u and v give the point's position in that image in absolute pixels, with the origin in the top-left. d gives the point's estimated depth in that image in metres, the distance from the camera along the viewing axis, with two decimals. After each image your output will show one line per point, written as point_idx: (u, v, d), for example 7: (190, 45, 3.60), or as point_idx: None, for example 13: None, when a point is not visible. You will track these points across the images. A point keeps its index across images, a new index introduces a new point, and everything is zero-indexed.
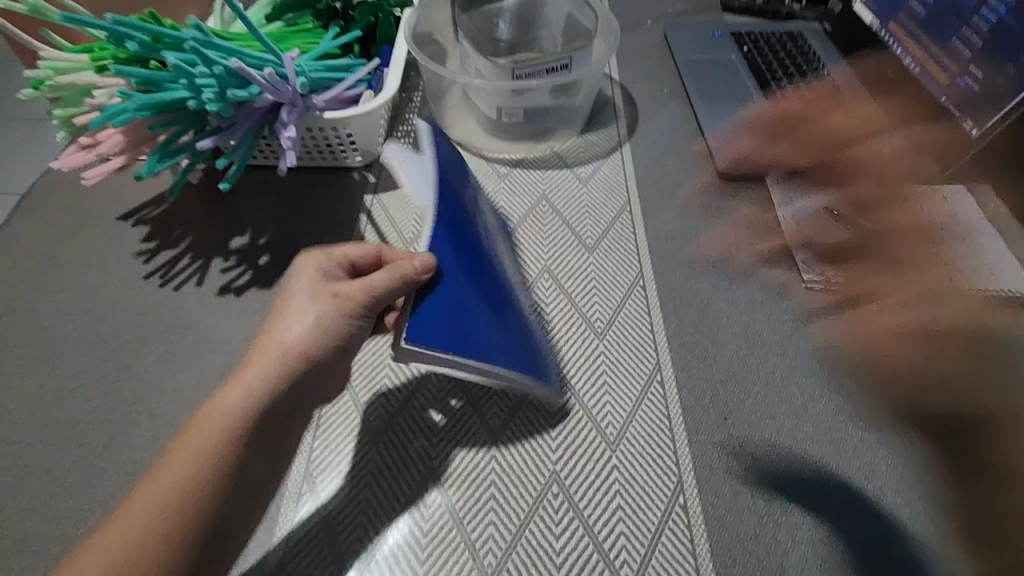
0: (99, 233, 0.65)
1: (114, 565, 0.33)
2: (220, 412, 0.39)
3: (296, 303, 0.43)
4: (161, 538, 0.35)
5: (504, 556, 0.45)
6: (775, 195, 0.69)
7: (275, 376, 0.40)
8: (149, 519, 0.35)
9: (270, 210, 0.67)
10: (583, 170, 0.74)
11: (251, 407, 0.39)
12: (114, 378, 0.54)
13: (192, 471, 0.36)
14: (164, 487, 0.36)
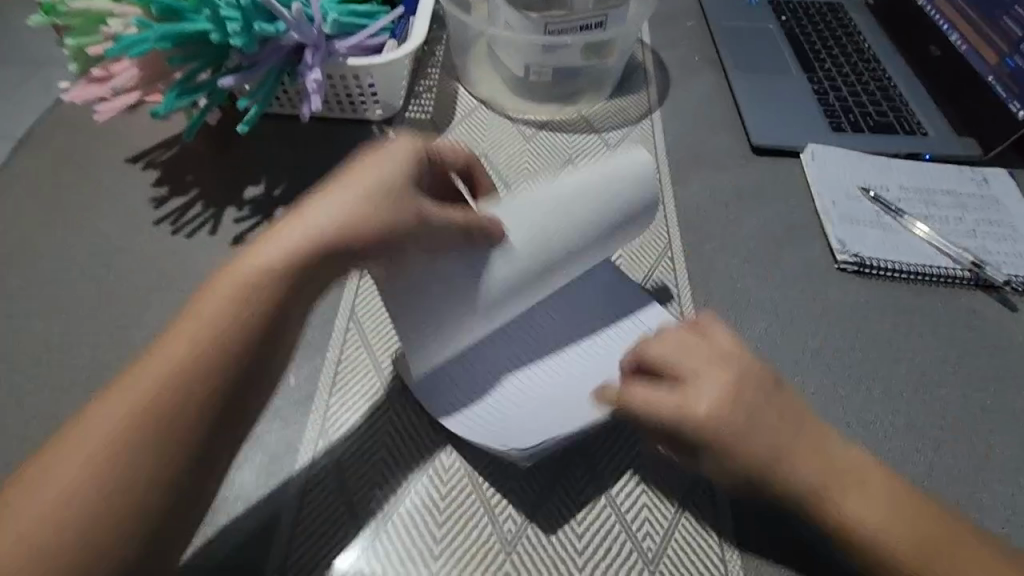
0: (108, 176, 0.62)
1: (72, 477, 0.31)
2: (220, 295, 0.35)
3: (361, 171, 0.40)
4: (114, 453, 0.31)
5: (524, 523, 0.44)
6: (810, 171, 0.67)
7: (287, 268, 0.36)
8: (110, 429, 0.32)
9: (286, 160, 0.64)
10: (611, 135, 0.71)
11: (251, 304, 0.35)
12: (125, 326, 0.52)
13: (169, 379, 0.33)
14: (137, 387, 0.33)
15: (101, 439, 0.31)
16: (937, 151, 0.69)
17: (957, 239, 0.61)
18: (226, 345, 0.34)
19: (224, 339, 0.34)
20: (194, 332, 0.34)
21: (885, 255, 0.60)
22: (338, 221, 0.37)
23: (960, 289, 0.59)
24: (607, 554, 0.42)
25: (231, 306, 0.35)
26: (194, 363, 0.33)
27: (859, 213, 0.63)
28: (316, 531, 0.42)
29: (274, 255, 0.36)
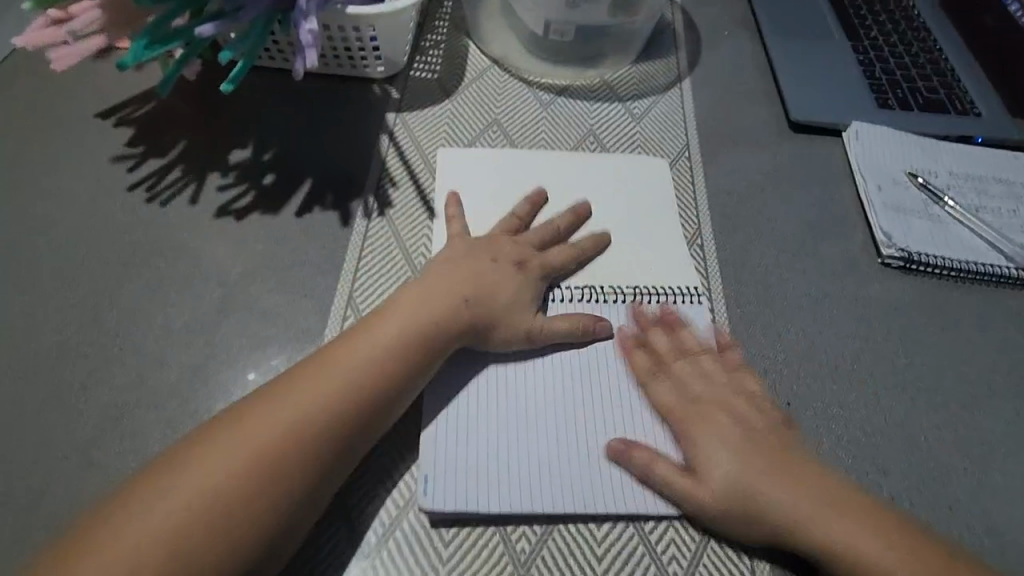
0: (76, 133, 0.55)
1: (201, 501, 0.33)
2: (355, 350, 0.39)
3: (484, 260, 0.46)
4: (240, 492, 0.34)
5: (538, 544, 0.40)
6: (853, 154, 0.61)
7: (441, 310, 0.42)
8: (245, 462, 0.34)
9: (277, 121, 0.58)
10: (637, 104, 0.64)
11: (417, 331, 0.41)
12: (93, 305, 0.46)
13: (306, 418, 0.36)
14: (275, 429, 0.36)
15: (235, 470, 0.34)
16: (990, 135, 0.63)
17: (1011, 235, 0.56)
18: (363, 395, 0.38)
19: (361, 390, 0.38)
20: (327, 376, 0.38)
21: (934, 249, 0.55)
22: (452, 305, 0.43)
23: (1011, 290, 0.54)
24: None
25: (365, 361, 0.39)
26: (334, 409, 0.37)
27: (906, 201, 0.58)
28: (311, 544, 0.38)
29: (404, 321, 0.41)
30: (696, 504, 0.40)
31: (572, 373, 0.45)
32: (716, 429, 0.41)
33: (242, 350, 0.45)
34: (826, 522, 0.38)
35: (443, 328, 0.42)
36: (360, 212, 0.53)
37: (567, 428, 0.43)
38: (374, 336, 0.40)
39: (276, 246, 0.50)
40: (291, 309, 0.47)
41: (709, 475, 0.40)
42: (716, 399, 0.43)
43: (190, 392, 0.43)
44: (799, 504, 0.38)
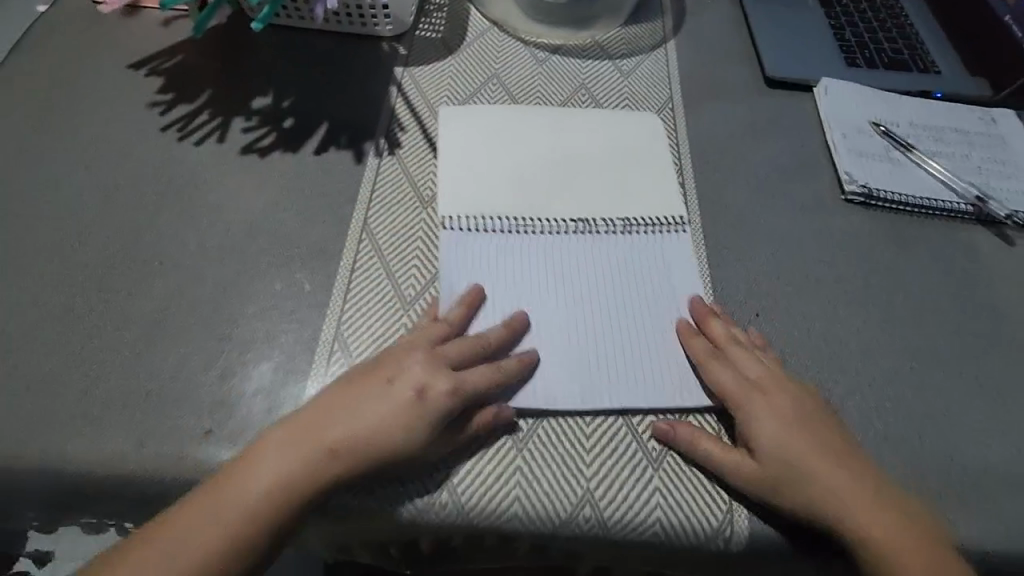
0: (111, 81, 0.60)
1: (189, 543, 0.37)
2: (320, 433, 0.40)
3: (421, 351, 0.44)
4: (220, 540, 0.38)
5: (534, 425, 0.44)
6: (823, 107, 0.66)
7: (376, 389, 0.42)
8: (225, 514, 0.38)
9: (294, 72, 0.63)
10: (625, 61, 0.70)
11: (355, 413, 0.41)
12: (135, 228, 0.51)
13: (272, 485, 0.39)
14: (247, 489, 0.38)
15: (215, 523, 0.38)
16: (949, 89, 0.69)
17: (963, 175, 0.62)
18: (320, 475, 0.39)
19: (318, 475, 0.39)
20: (293, 454, 0.39)
21: (893, 188, 0.60)
22: (379, 414, 0.41)
23: (962, 224, 0.60)
24: (614, 453, 0.43)
25: (315, 446, 0.40)
26: (293, 493, 0.39)
27: (869, 147, 0.64)
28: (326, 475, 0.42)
29: (359, 404, 0.41)
30: (735, 478, 0.41)
31: (561, 281, 0.51)
32: (777, 417, 0.43)
33: (270, 266, 0.50)
34: (848, 509, 0.40)
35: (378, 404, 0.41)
36: (372, 152, 0.58)
37: (569, 335, 0.48)
38: (331, 427, 0.40)
39: (296, 180, 0.56)
40: (312, 232, 0.53)
41: (759, 458, 0.42)
42: (777, 390, 0.44)
43: (225, 300, 0.48)
44: (828, 488, 0.41)
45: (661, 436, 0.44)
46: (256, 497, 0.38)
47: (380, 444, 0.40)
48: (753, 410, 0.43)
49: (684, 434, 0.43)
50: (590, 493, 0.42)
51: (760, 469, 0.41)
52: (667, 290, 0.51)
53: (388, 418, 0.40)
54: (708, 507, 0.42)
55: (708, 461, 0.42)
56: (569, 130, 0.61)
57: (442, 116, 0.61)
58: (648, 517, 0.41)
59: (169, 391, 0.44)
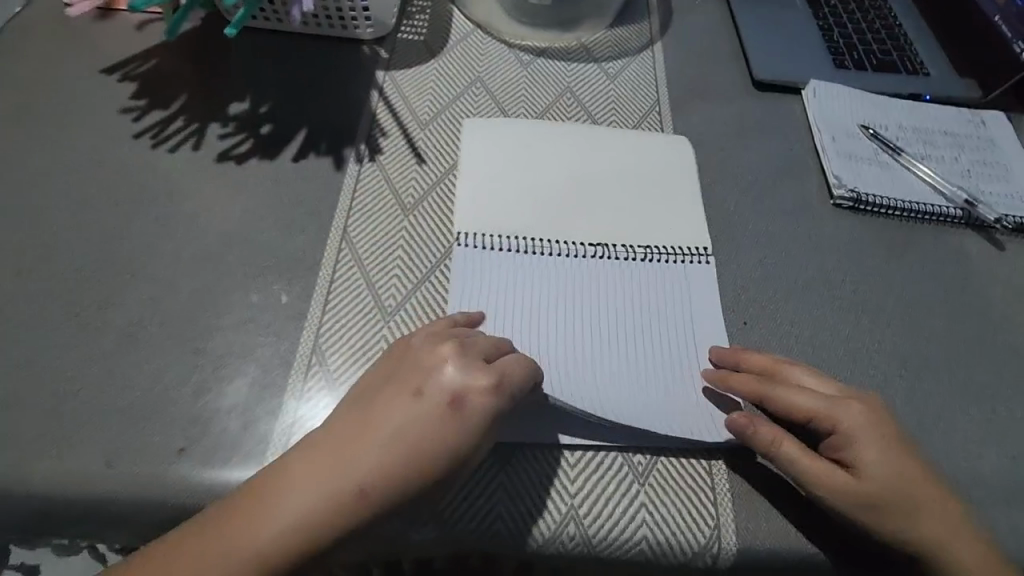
0: (83, 87, 0.59)
1: None
2: (345, 469, 0.36)
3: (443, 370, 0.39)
4: None
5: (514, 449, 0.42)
6: (812, 110, 0.66)
7: (395, 413, 0.38)
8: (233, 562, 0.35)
9: (272, 77, 0.61)
10: (611, 64, 0.69)
11: (378, 447, 0.37)
12: (107, 238, 0.50)
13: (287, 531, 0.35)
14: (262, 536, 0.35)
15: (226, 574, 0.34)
16: (936, 91, 0.68)
17: (953, 179, 0.61)
18: (344, 516, 0.35)
19: (338, 523, 0.35)
20: (316, 492, 0.36)
21: (881, 191, 0.60)
22: (404, 444, 0.37)
23: (951, 228, 0.60)
24: (599, 474, 0.42)
25: (334, 485, 0.36)
26: (316, 540, 0.35)
27: (857, 149, 0.63)
28: None
29: (387, 433, 0.37)
30: (824, 491, 0.40)
31: (551, 291, 0.50)
32: (872, 441, 0.41)
33: (246, 276, 0.49)
34: (928, 531, 0.39)
35: (401, 431, 0.37)
36: (352, 158, 0.57)
37: (565, 349, 0.47)
38: (357, 461, 0.36)
39: (275, 188, 0.54)
40: (290, 241, 0.51)
41: (853, 477, 0.40)
42: (870, 413, 0.42)
43: (198, 312, 0.47)
44: (914, 512, 0.39)
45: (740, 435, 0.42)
46: (277, 537, 0.35)
47: (408, 476, 0.36)
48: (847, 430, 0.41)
49: (767, 434, 0.41)
50: (574, 510, 0.41)
51: (854, 489, 0.39)
52: (666, 305, 0.50)
53: (416, 446, 0.37)
54: (694, 523, 0.41)
55: (793, 468, 0.41)
56: (555, 135, 0.60)
57: (462, 129, 0.59)
58: (633, 534, 0.40)
59: (139, 408, 0.42)
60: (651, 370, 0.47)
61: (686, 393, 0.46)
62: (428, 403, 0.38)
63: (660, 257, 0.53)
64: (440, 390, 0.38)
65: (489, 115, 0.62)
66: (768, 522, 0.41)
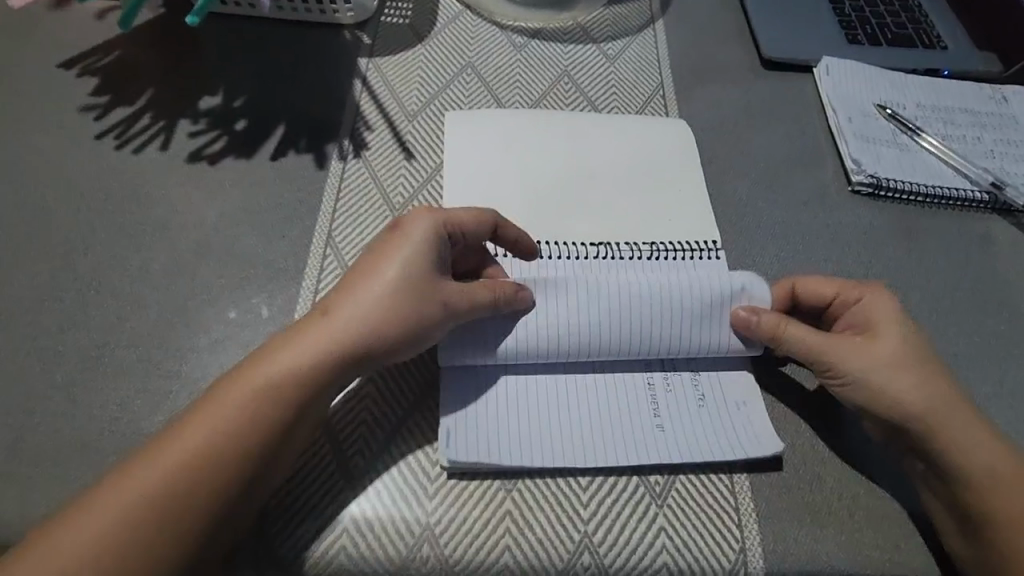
0: (38, 84, 0.54)
1: (109, 541, 0.31)
2: (330, 329, 0.36)
3: (412, 229, 0.39)
4: (160, 500, 0.32)
5: (517, 479, 0.39)
6: (826, 90, 0.62)
7: (355, 286, 0.37)
8: (179, 465, 0.33)
9: (245, 67, 0.57)
10: (611, 45, 0.64)
11: (341, 324, 0.36)
12: (68, 251, 0.46)
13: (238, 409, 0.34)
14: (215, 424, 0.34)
15: (165, 475, 0.32)
16: (956, 67, 0.64)
17: (977, 160, 0.58)
18: (291, 394, 0.35)
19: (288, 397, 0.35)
20: (307, 355, 0.35)
21: (901, 175, 0.56)
22: (390, 295, 0.37)
23: (976, 212, 0.56)
24: (614, 503, 0.39)
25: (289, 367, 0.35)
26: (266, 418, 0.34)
27: (874, 131, 0.59)
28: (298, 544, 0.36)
29: (371, 288, 0.37)
30: (838, 361, 0.40)
31: None
32: (885, 313, 0.41)
33: (223, 290, 0.45)
34: (949, 421, 0.38)
35: (359, 310, 0.36)
36: (335, 155, 0.53)
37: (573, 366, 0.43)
38: (340, 319, 0.36)
39: (251, 190, 0.50)
40: (269, 249, 0.47)
41: (867, 343, 0.40)
42: (888, 297, 0.42)
43: (173, 331, 0.43)
44: (934, 397, 0.39)
45: (746, 322, 0.42)
46: (271, 411, 0.34)
47: (404, 317, 0.37)
48: (855, 305, 0.43)
49: (770, 319, 0.41)
50: (589, 537, 0.37)
51: (869, 353, 0.40)
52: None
53: (406, 292, 0.37)
54: (718, 547, 0.38)
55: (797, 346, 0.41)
56: (553, 125, 0.56)
57: (447, 122, 0.55)
58: (653, 562, 0.37)
59: (110, 440, 0.39)
60: (662, 378, 0.43)
61: (706, 404, 0.42)
62: (406, 253, 0.38)
63: (668, 254, 0.48)
64: (416, 241, 0.38)
65: (482, 103, 0.58)
66: (796, 543, 0.38)
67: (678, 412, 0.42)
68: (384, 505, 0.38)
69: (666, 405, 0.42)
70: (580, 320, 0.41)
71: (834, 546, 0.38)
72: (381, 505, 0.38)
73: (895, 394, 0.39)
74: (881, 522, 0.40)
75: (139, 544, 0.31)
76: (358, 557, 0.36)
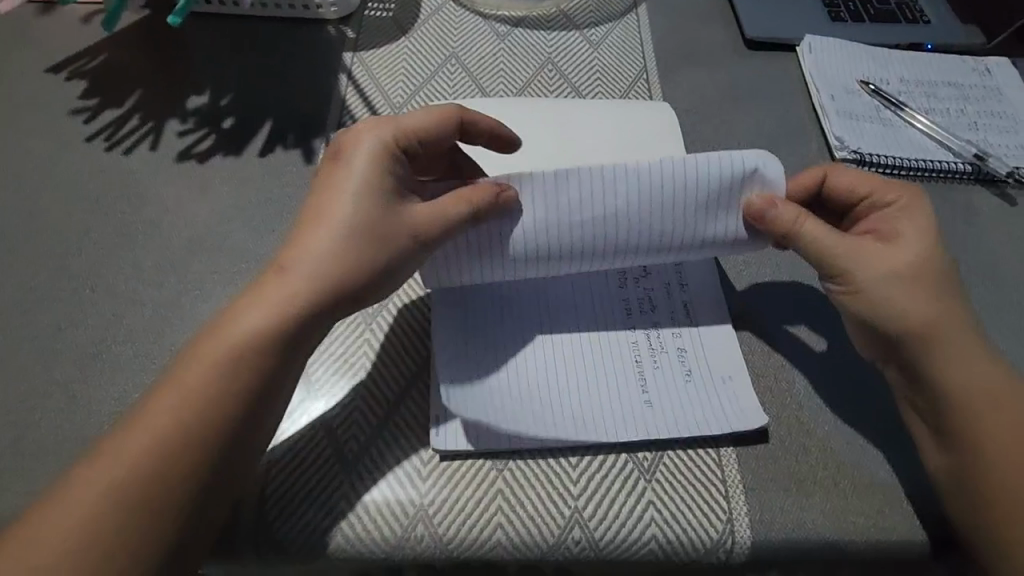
0: (28, 89, 0.55)
1: (108, 504, 0.32)
2: (285, 281, 0.36)
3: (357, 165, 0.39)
4: (152, 459, 0.33)
5: (509, 459, 0.40)
6: (808, 69, 0.62)
7: (313, 223, 0.38)
8: (167, 425, 0.34)
9: (230, 65, 0.57)
10: (594, 31, 0.64)
11: (305, 266, 0.37)
12: (63, 253, 0.47)
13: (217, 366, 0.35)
14: (198, 383, 0.35)
15: (156, 437, 0.33)
16: (939, 41, 0.65)
17: (960, 133, 0.58)
18: (264, 340, 0.36)
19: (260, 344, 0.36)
20: (265, 312, 0.36)
21: (885, 150, 0.57)
22: (347, 236, 0.37)
23: (960, 184, 0.57)
24: (603, 479, 0.40)
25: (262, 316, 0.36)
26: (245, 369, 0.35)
27: (858, 108, 0.59)
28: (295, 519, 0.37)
29: (325, 230, 0.37)
30: (853, 262, 0.40)
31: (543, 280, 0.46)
32: (918, 226, 0.41)
33: (216, 285, 0.46)
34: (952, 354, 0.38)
35: (320, 248, 0.37)
36: (323, 149, 0.53)
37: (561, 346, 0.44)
38: (296, 269, 0.37)
39: (240, 186, 0.51)
40: (260, 244, 0.48)
41: (884, 246, 0.40)
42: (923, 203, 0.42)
43: (168, 327, 0.44)
44: (946, 325, 0.39)
45: (754, 214, 0.41)
46: (251, 365, 0.35)
47: (366, 253, 0.37)
48: (887, 209, 0.42)
49: (790, 212, 0.40)
50: (579, 513, 0.38)
51: (885, 256, 0.40)
52: (663, 286, 0.47)
53: (364, 229, 0.37)
54: (705, 518, 0.38)
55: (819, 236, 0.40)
56: (538, 112, 0.56)
57: None
58: (642, 534, 0.38)
59: (110, 434, 0.40)
60: (648, 356, 0.44)
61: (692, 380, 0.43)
62: (355, 178, 0.38)
63: None
64: (362, 177, 0.39)
65: (466, 93, 0.58)
66: (781, 512, 0.39)
67: (666, 387, 0.42)
68: (379, 489, 0.39)
69: (654, 381, 0.43)
70: (590, 222, 0.41)
71: (820, 514, 0.39)
72: (376, 488, 0.39)
73: (901, 310, 0.39)
74: (866, 490, 0.40)
75: (125, 519, 0.32)
76: (355, 539, 0.37)
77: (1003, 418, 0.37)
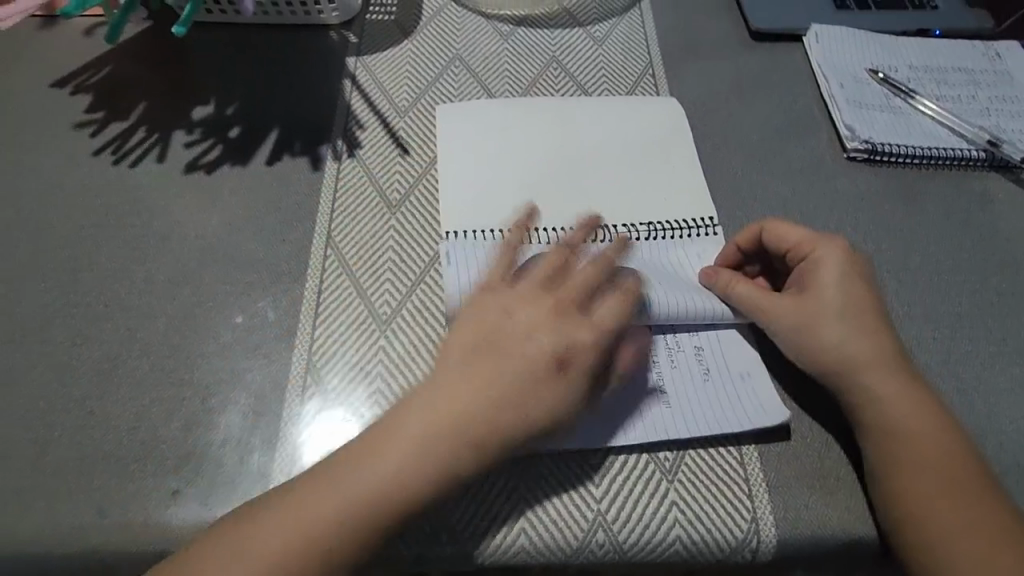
0: (34, 104, 0.55)
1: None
2: (459, 427, 0.37)
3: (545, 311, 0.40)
4: (294, 550, 0.34)
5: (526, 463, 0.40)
6: (816, 60, 0.61)
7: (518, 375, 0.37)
8: (312, 520, 0.35)
9: (235, 74, 0.57)
10: (597, 28, 0.64)
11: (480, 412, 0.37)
12: (74, 268, 0.46)
13: (382, 484, 0.35)
14: (358, 487, 0.35)
15: (299, 530, 0.35)
16: (948, 26, 0.64)
17: (972, 119, 0.57)
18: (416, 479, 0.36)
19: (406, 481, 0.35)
20: (421, 442, 0.36)
21: (896, 139, 0.56)
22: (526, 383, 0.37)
23: (973, 171, 0.56)
24: (625, 482, 0.39)
25: (424, 447, 0.36)
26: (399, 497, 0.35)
27: (867, 97, 0.59)
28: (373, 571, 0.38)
29: (496, 383, 0.37)
30: (782, 316, 0.42)
31: None
32: (834, 263, 0.43)
33: (229, 296, 0.46)
34: (890, 383, 0.39)
35: (487, 406, 0.37)
36: (330, 156, 0.53)
37: None
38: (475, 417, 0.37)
39: (249, 196, 0.51)
40: (270, 252, 0.48)
41: (804, 301, 0.42)
42: (842, 249, 0.43)
43: (184, 339, 0.44)
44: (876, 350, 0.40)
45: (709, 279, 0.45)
46: (410, 489, 0.36)
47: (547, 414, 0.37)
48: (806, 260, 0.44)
49: (726, 276, 0.44)
50: (602, 515, 0.38)
51: (800, 308, 0.41)
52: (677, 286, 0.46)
53: (535, 383, 0.37)
54: (729, 518, 0.38)
55: (749, 299, 0.43)
56: (543, 112, 0.56)
57: (437, 116, 0.55)
58: (666, 535, 0.38)
59: (129, 448, 0.40)
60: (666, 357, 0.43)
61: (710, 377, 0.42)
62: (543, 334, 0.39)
63: (659, 232, 0.49)
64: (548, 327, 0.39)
65: (472, 94, 0.58)
66: (805, 507, 0.39)
67: (684, 388, 0.42)
68: None
69: (673, 380, 0.42)
70: None
71: (841, 514, 0.39)
72: None
73: (830, 343, 0.40)
74: None
75: None
76: None
77: (942, 446, 0.38)
